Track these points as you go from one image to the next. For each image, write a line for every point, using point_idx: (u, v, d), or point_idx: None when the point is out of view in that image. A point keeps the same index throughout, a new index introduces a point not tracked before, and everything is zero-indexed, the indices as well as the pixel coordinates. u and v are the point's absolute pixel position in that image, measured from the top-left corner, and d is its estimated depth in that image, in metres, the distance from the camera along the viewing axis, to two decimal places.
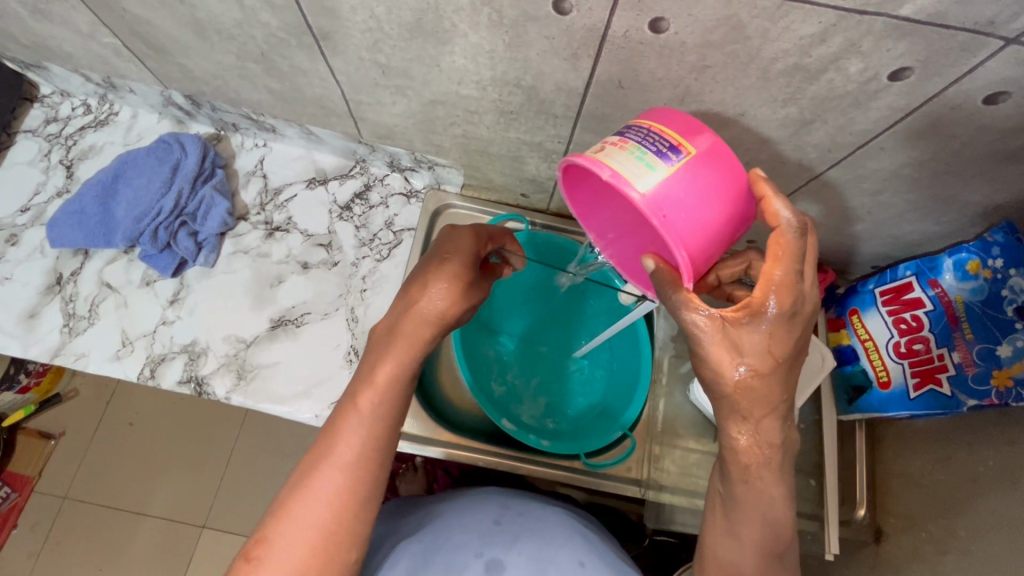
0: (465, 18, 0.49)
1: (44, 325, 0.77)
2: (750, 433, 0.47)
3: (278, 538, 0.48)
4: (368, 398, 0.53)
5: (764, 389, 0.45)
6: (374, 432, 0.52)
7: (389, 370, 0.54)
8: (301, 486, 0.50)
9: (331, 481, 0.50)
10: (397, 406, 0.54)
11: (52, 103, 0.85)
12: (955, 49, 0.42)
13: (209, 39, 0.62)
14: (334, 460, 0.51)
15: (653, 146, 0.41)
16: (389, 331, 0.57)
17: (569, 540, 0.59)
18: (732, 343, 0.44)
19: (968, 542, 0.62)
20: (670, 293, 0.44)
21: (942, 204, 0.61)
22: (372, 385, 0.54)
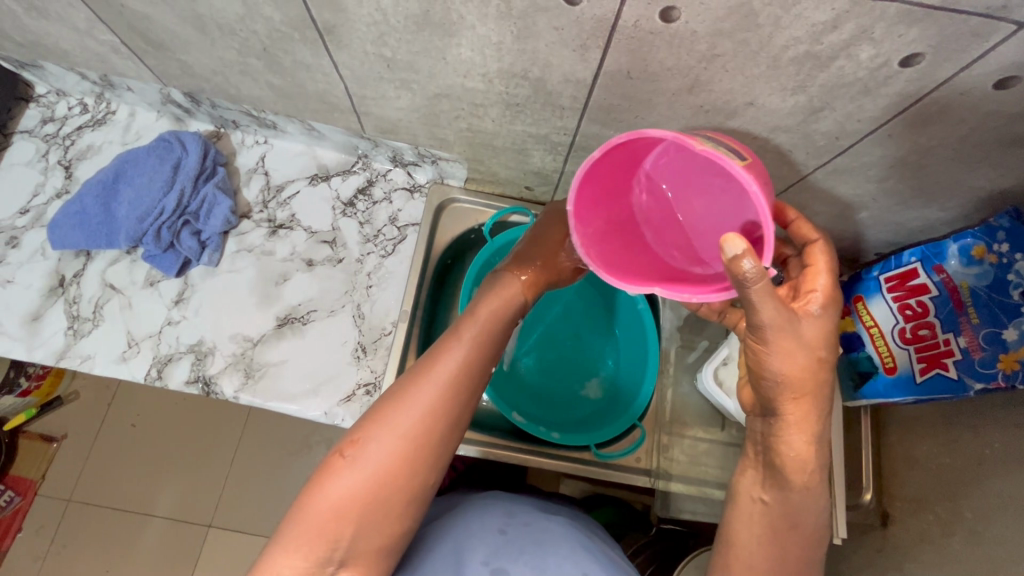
0: (473, 10, 0.48)
1: (47, 328, 0.76)
2: (807, 439, 0.47)
3: (370, 439, 0.48)
4: (471, 329, 0.55)
5: (817, 428, 0.47)
6: (477, 356, 0.53)
7: (490, 310, 0.58)
8: (397, 397, 0.49)
9: (430, 399, 0.49)
10: (498, 343, 0.56)
11: (48, 102, 0.84)
12: (968, 34, 0.42)
13: (210, 35, 0.61)
14: (432, 375, 0.51)
15: (725, 147, 0.45)
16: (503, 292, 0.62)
17: (574, 553, 0.58)
18: (801, 336, 0.45)
19: (976, 523, 0.63)
20: (752, 280, 0.40)
21: (949, 190, 0.62)
22: (473, 318, 0.56)
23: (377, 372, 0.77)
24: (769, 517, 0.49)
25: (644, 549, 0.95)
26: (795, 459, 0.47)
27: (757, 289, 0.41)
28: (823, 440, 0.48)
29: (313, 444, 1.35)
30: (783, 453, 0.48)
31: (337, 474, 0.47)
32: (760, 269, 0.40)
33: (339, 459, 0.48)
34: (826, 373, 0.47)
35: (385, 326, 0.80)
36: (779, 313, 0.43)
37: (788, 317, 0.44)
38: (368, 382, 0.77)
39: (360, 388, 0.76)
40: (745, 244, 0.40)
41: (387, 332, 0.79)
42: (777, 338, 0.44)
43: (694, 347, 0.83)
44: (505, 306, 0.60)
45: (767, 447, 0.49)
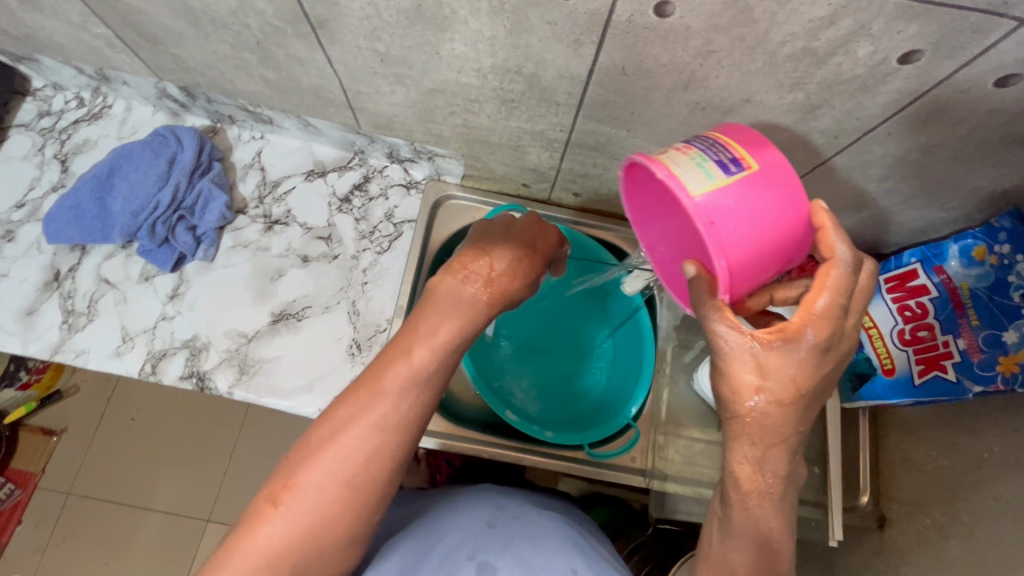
0: (465, 4, 0.48)
1: (43, 322, 0.76)
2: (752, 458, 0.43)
3: (308, 483, 0.46)
4: (422, 353, 0.51)
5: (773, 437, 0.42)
6: (421, 390, 0.50)
7: (451, 330, 0.53)
8: (329, 442, 0.47)
9: (373, 438, 0.48)
10: (447, 371, 0.52)
11: (44, 96, 0.84)
12: (968, 31, 0.41)
13: (203, 29, 0.60)
14: (370, 415, 0.48)
15: (715, 158, 0.42)
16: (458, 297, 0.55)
17: (563, 546, 0.58)
18: (756, 363, 0.41)
19: (974, 527, 0.62)
20: (703, 303, 0.43)
21: (949, 190, 0.61)
22: (429, 342, 0.52)
23: None
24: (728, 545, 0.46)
25: (638, 550, 0.95)
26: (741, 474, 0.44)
27: (710, 315, 0.42)
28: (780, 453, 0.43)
29: None
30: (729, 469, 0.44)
31: (269, 523, 0.45)
32: (711, 289, 0.43)
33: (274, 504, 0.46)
34: (778, 406, 0.42)
35: (379, 323, 0.79)
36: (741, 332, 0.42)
37: (735, 341, 0.41)
38: None
39: None
40: (695, 269, 0.43)
41: (382, 329, 0.79)
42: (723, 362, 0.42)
43: (691, 347, 0.83)
44: (471, 315, 0.54)
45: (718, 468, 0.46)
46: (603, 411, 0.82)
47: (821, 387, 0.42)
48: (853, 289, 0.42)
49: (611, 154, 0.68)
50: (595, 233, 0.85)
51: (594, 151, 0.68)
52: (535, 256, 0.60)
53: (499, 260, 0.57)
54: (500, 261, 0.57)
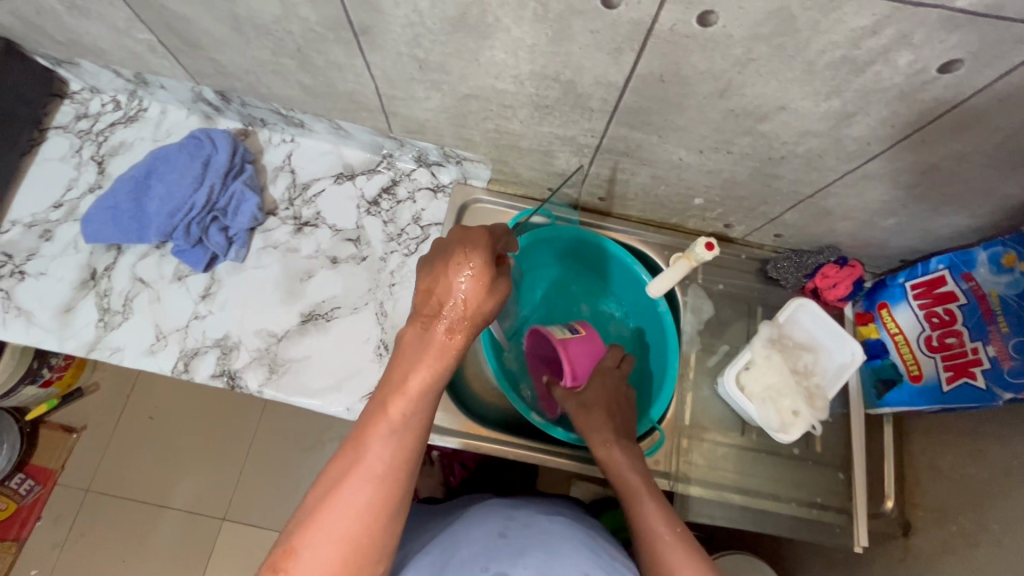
0: (509, 13, 0.49)
1: (78, 320, 0.77)
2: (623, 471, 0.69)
3: (307, 547, 0.46)
4: (399, 406, 0.49)
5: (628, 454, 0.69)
6: (407, 441, 0.49)
7: (423, 380, 0.50)
8: (325, 505, 0.47)
9: (365, 495, 0.47)
10: (430, 414, 0.51)
11: (82, 99, 0.86)
12: (1010, 41, 0.42)
13: (246, 35, 0.62)
14: (359, 474, 0.48)
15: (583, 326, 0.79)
16: (426, 343, 0.52)
17: (575, 553, 0.58)
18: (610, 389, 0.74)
19: (1003, 534, 0.62)
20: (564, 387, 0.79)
21: (980, 197, 0.61)
22: (403, 393, 0.50)
23: None
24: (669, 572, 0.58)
25: None
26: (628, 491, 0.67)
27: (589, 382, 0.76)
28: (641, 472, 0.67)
29: (327, 441, 1.37)
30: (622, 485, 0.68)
31: None
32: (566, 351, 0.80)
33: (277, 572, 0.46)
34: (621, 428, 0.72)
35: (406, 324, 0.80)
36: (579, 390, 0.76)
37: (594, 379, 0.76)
38: None
39: None
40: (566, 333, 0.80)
41: None
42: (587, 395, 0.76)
43: (714, 351, 0.83)
44: (436, 362, 0.51)
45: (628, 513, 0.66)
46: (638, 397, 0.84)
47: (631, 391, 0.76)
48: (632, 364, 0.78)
49: (640, 160, 0.69)
50: (619, 237, 0.86)
51: (623, 156, 0.69)
52: (474, 257, 0.52)
53: (446, 289, 0.52)
54: (445, 288, 0.52)
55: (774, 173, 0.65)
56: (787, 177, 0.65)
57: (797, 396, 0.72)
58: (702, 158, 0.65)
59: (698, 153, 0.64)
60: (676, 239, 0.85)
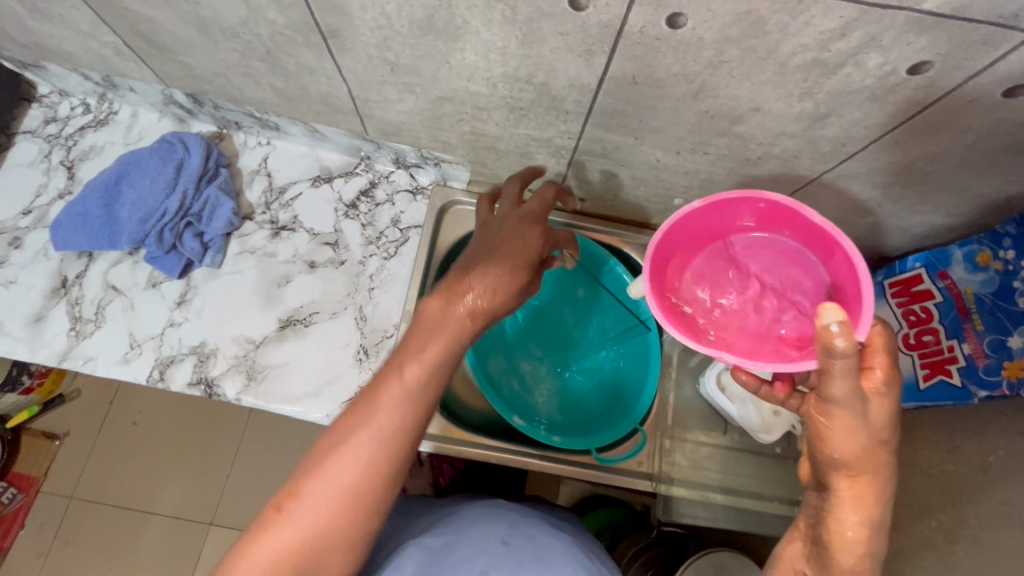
0: (478, 15, 0.48)
1: (50, 329, 0.76)
2: (866, 525, 0.42)
3: (309, 493, 0.46)
4: (416, 366, 0.49)
5: (875, 514, 0.42)
6: (420, 403, 0.49)
7: (440, 346, 0.50)
8: (333, 451, 0.47)
9: (371, 448, 0.47)
10: (442, 382, 0.51)
11: (50, 103, 0.84)
12: (978, 43, 0.41)
13: (213, 37, 0.60)
14: (370, 427, 0.47)
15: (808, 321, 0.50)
16: (448, 309, 0.51)
17: (572, 573, 0.56)
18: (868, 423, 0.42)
19: (979, 531, 0.62)
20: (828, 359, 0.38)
21: (955, 196, 0.61)
22: (420, 358, 0.50)
23: None
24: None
25: (642, 553, 0.96)
26: (841, 541, 0.42)
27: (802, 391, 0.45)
28: (880, 528, 0.42)
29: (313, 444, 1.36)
30: (831, 531, 0.43)
31: (275, 530, 0.45)
32: (850, 346, 0.37)
33: (275, 512, 0.46)
34: (887, 460, 0.43)
35: (387, 329, 0.80)
36: (851, 392, 0.40)
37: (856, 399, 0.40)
38: None
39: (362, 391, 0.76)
40: (840, 316, 0.37)
41: (390, 335, 0.79)
42: (839, 418, 0.41)
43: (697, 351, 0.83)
44: (454, 331, 0.51)
45: (816, 522, 0.44)
46: (621, 394, 0.84)
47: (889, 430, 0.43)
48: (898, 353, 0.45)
49: (618, 161, 0.68)
50: (600, 238, 0.86)
51: (601, 157, 0.68)
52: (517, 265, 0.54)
53: (487, 276, 0.53)
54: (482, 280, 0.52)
55: (751, 174, 0.65)
56: (764, 177, 0.65)
57: None
58: (679, 159, 0.65)
59: (675, 154, 0.64)
60: None
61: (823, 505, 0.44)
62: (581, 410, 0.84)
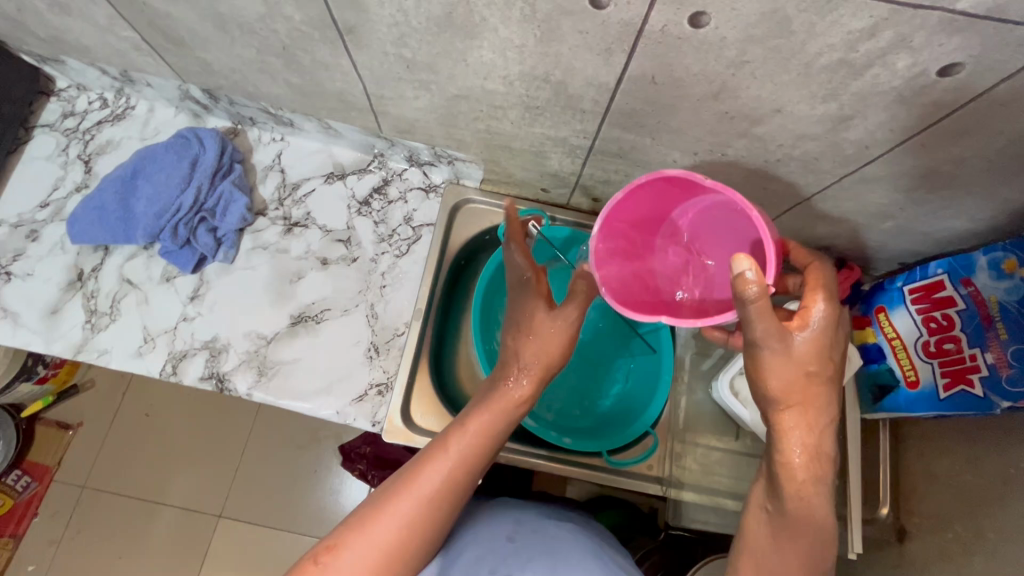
0: (496, 12, 0.48)
1: (65, 322, 0.77)
2: (808, 447, 0.48)
3: (348, 547, 0.49)
4: (461, 440, 0.56)
5: (815, 440, 0.49)
6: (459, 472, 0.54)
7: (482, 423, 0.58)
8: (377, 508, 0.51)
9: (411, 509, 0.51)
10: (482, 463, 0.57)
11: (68, 97, 0.85)
12: (1012, 45, 0.40)
13: (230, 33, 0.60)
14: (413, 487, 0.53)
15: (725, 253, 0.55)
16: (494, 397, 0.61)
17: (583, 559, 0.56)
18: (795, 356, 0.47)
19: (998, 544, 0.61)
20: (751, 300, 0.43)
21: (981, 202, 0.60)
22: (464, 431, 0.57)
23: (390, 373, 0.77)
24: (769, 522, 0.50)
25: (650, 556, 0.95)
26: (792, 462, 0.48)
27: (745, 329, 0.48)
28: (820, 454, 0.49)
29: (322, 439, 1.36)
30: (783, 458, 0.49)
31: None
32: (763, 288, 0.43)
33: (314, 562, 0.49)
34: (819, 388, 0.49)
35: (398, 327, 0.80)
36: (772, 330, 0.45)
37: (779, 332, 0.46)
38: (380, 382, 0.77)
39: (373, 388, 0.76)
40: (753, 264, 0.43)
41: (400, 333, 0.79)
42: (769, 357, 0.47)
43: (709, 354, 0.81)
44: (499, 413, 0.59)
45: (770, 456, 0.51)
46: (634, 398, 0.83)
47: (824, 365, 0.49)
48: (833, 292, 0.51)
49: (634, 162, 0.67)
50: None
51: (617, 158, 0.67)
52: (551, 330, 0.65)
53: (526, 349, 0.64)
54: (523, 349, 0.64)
55: (770, 176, 0.64)
56: (783, 179, 0.64)
57: None
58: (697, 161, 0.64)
59: (692, 155, 0.63)
60: None
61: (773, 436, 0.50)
62: (596, 411, 0.84)
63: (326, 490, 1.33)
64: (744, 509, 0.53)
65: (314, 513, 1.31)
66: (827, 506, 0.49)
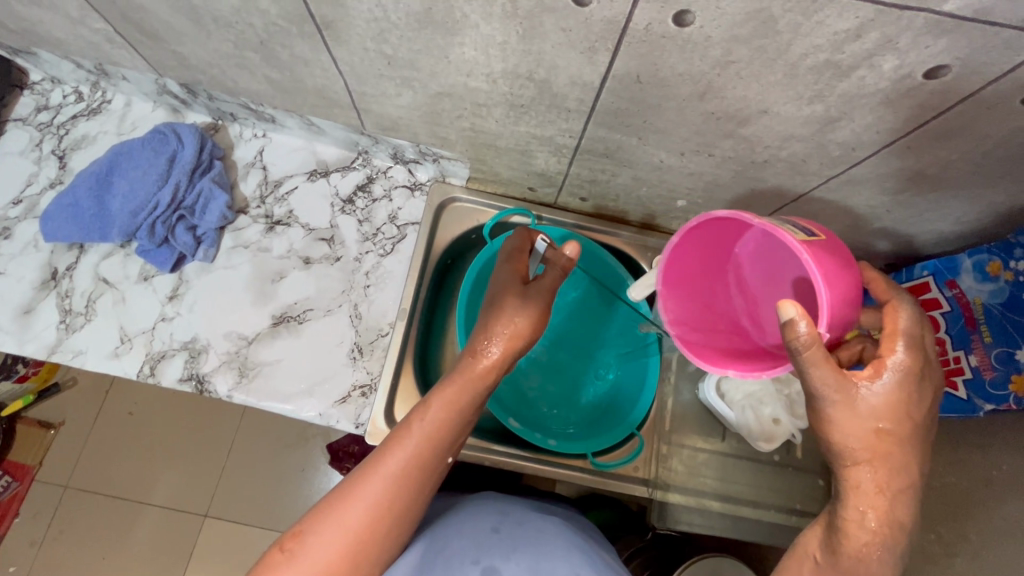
0: (477, 9, 0.46)
1: (40, 322, 0.75)
2: (879, 510, 0.42)
3: (314, 531, 0.48)
4: (426, 417, 0.55)
5: (891, 503, 0.42)
6: (426, 449, 0.53)
7: (448, 397, 0.56)
8: (343, 491, 0.51)
9: (376, 491, 0.50)
10: (450, 439, 0.55)
11: (42, 90, 0.82)
12: (999, 47, 0.40)
13: (206, 27, 0.59)
14: (379, 469, 0.51)
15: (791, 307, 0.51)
16: (461, 368, 0.59)
17: (568, 552, 0.56)
18: (864, 408, 0.41)
19: (980, 546, 0.61)
20: (804, 347, 0.39)
21: (967, 205, 0.60)
22: (430, 407, 0.56)
23: (374, 374, 0.76)
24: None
25: (638, 554, 0.96)
26: (855, 523, 0.42)
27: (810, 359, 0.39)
28: (897, 519, 0.42)
29: (309, 437, 1.35)
30: (847, 517, 0.43)
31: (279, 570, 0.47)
32: (814, 335, 0.39)
33: (281, 550, 0.48)
34: (895, 445, 0.42)
35: (382, 327, 0.78)
36: (832, 380, 0.40)
37: (839, 384, 0.40)
38: (364, 383, 0.76)
39: (356, 390, 0.75)
40: (800, 311, 0.39)
41: (384, 333, 0.78)
42: (834, 409, 0.41)
43: None
44: (462, 388, 0.57)
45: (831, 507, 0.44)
46: (621, 389, 0.83)
47: (907, 417, 0.42)
48: (918, 333, 0.44)
49: (620, 161, 0.67)
50: (600, 238, 0.84)
51: (603, 157, 0.66)
52: (511, 302, 0.61)
53: (494, 323, 0.61)
54: (495, 323, 0.61)
55: (757, 177, 0.63)
56: (771, 181, 0.63)
57: (777, 404, 0.72)
58: (684, 161, 0.63)
59: (679, 155, 0.62)
60: (658, 241, 0.83)
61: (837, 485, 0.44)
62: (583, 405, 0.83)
63: (313, 488, 1.32)
64: (788, 553, 0.47)
65: (302, 511, 1.30)
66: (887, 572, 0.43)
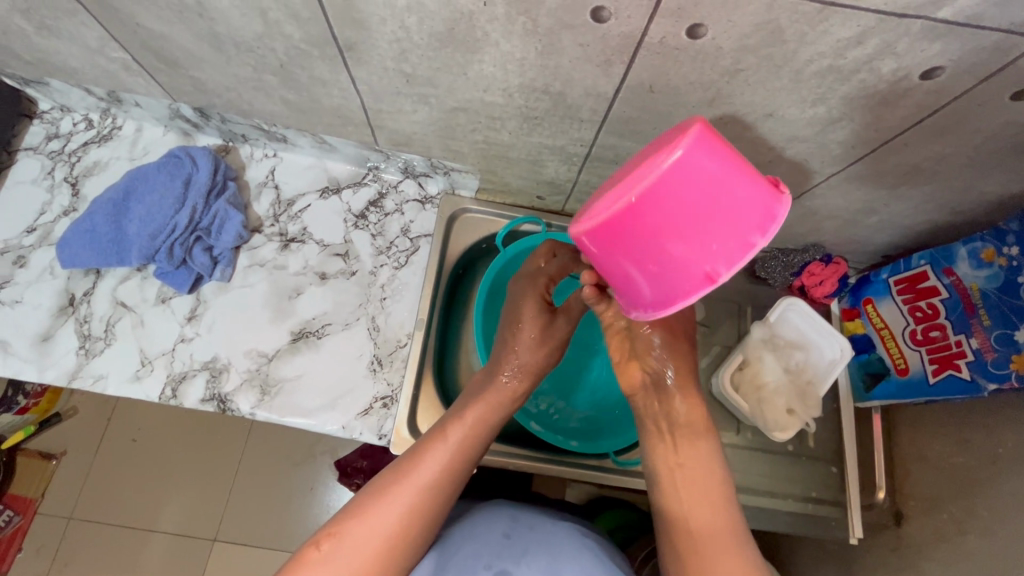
0: (498, 28, 0.49)
1: (59, 348, 0.75)
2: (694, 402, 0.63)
3: (348, 534, 0.49)
4: (458, 430, 0.58)
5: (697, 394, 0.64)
6: (458, 460, 0.56)
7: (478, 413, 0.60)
8: (377, 495, 0.52)
9: (410, 497, 0.52)
10: (477, 454, 0.58)
11: (52, 119, 0.83)
12: (990, 49, 0.43)
13: (226, 52, 0.60)
14: (413, 476, 0.53)
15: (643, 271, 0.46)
16: (487, 388, 0.63)
17: (578, 556, 0.58)
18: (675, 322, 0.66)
19: (990, 522, 0.64)
20: None
21: (960, 196, 0.63)
22: (460, 423, 0.59)
23: (394, 385, 0.77)
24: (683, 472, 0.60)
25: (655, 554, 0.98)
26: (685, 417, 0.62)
27: None
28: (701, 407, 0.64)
29: (318, 454, 1.35)
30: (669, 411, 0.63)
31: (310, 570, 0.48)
32: None
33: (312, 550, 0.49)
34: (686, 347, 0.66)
35: (400, 338, 0.80)
36: None
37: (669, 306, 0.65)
38: (385, 395, 0.77)
39: (377, 401, 0.76)
40: None
41: (403, 344, 0.79)
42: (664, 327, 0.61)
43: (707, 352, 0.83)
44: (491, 406, 0.61)
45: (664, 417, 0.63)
46: None
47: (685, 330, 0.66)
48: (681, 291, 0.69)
49: None
50: None
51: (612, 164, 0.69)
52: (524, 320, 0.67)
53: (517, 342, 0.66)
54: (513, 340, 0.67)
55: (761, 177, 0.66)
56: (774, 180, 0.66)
57: (789, 395, 0.75)
58: None
59: None
60: None
61: (665, 408, 0.64)
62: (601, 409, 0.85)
63: (324, 505, 1.32)
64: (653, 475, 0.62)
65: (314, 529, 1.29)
66: (715, 456, 0.60)
